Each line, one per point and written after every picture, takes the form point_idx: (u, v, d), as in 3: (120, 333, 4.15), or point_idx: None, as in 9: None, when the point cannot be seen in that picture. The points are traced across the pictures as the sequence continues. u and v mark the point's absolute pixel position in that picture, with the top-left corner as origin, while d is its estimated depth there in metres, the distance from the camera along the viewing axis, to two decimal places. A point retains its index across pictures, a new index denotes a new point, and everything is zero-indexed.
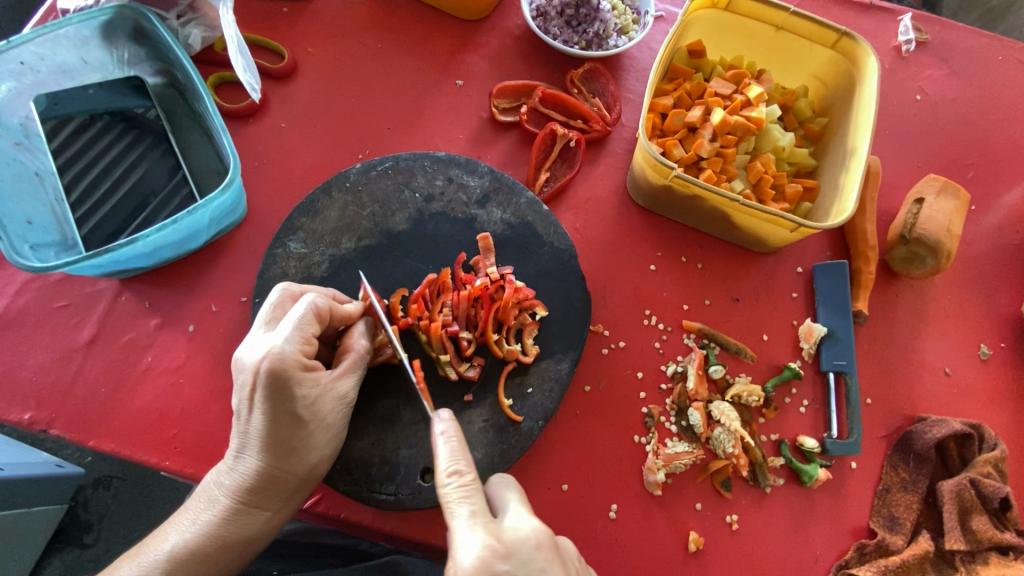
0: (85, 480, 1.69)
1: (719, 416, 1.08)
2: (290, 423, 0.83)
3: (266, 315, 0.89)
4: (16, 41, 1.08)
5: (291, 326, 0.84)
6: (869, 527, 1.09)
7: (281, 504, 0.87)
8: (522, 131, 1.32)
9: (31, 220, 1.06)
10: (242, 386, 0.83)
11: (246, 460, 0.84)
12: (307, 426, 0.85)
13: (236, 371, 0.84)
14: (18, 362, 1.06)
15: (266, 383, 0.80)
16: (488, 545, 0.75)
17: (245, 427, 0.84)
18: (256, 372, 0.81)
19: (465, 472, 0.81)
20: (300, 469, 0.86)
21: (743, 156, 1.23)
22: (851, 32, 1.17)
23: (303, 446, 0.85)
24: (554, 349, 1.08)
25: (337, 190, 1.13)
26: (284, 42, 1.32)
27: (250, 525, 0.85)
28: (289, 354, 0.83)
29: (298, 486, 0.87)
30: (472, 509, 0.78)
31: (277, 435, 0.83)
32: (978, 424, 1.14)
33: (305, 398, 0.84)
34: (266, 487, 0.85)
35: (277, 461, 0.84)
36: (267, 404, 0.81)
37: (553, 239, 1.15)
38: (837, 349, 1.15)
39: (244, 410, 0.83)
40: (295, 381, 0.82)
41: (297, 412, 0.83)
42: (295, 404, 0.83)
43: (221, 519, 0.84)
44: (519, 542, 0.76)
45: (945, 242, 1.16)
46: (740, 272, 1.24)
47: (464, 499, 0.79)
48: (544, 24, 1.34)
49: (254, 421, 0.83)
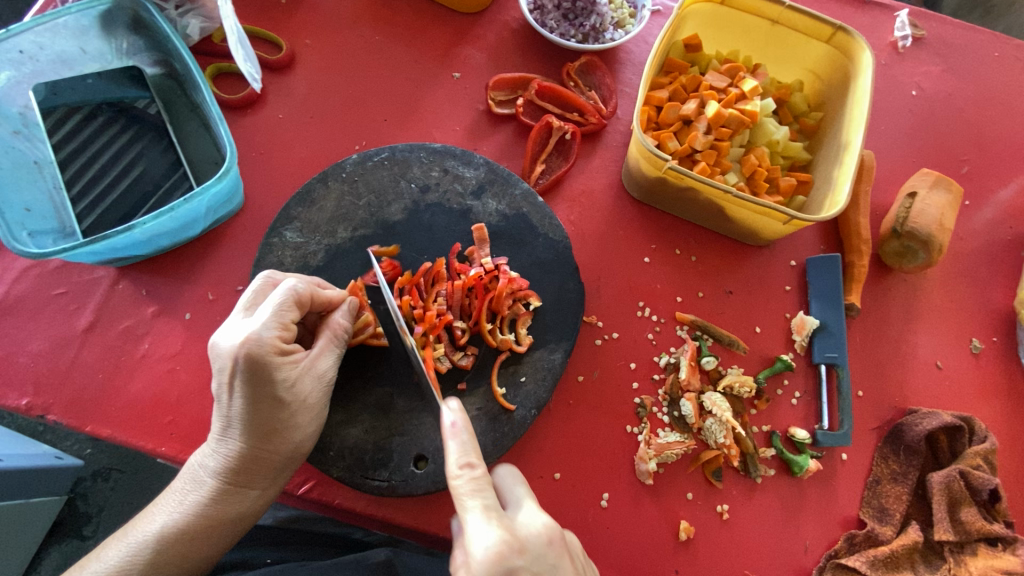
0: (85, 472, 1.70)
1: (711, 407, 1.09)
2: (270, 406, 0.83)
3: (246, 300, 0.88)
4: (15, 30, 1.10)
5: (270, 311, 0.84)
6: (859, 518, 1.10)
7: (268, 483, 0.88)
8: (519, 124, 1.33)
9: (29, 207, 1.07)
10: (220, 371, 0.82)
11: (229, 441, 0.85)
12: (288, 407, 0.85)
13: (212, 357, 0.83)
14: (16, 348, 1.07)
15: (244, 369, 0.79)
16: (504, 540, 0.74)
17: (226, 411, 0.84)
18: (233, 358, 0.80)
19: (478, 466, 0.79)
20: (285, 449, 0.86)
21: (738, 149, 1.24)
22: (846, 26, 1.18)
23: (286, 428, 0.85)
24: (547, 339, 1.09)
25: (333, 180, 1.14)
26: (282, 34, 1.33)
27: (239, 504, 0.86)
28: (266, 338, 0.82)
29: (284, 466, 0.88)
30: (485, 502, 0.78)
31: (259, 418, 0.83)
32: (969, 417, 1.15)
33: (285, 380, 0.84)
34: (252, 466, 0.85)
35: (261, 443, 0.84)
36: (247, 388, 0.81)
37: (547, 230, 1.16)
38: (828, 341, 1.16)
39: (223, 394, 0.83)
40: (274, 366, 0.82)
41: (278, 395, 0.83)
42: (275, 388, 0.83)
43: (209, 499, 0.85)
44: (534, 538, 0.76)
45: (936, 236, 1.17)
46: (734, 264, 1.25)
47: (476, 493, 0.78)
48: (541, 17, 1.35)
49: (235, 405, 0.83)
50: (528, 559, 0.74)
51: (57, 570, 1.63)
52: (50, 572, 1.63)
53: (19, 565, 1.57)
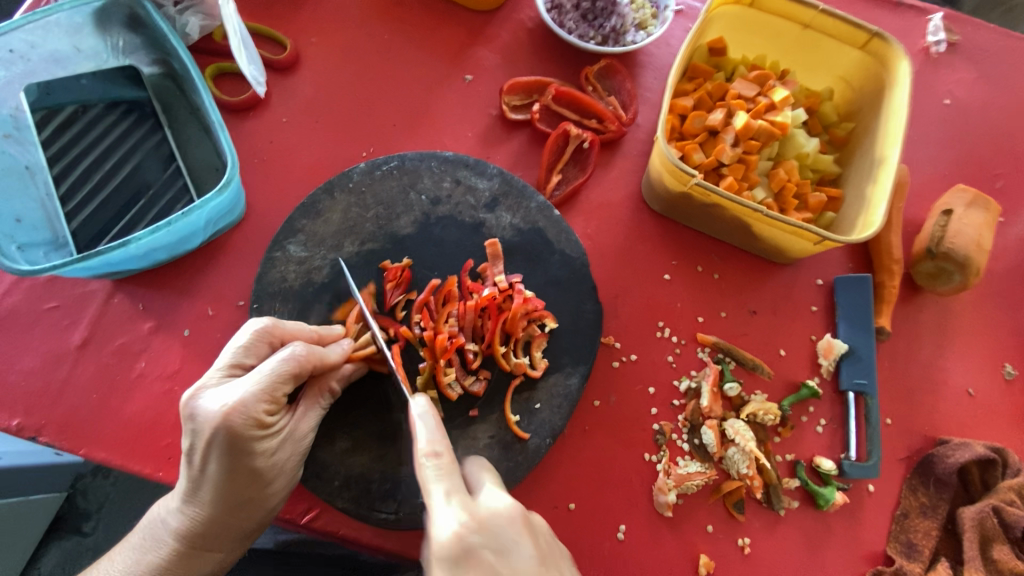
0: (85, 468, 1.65)
1: (734, 435, 1.04)
2: (244, 477, 0.81)
3: (237, 356, 0.85)
4: (5, 28, 1.03)
5: (261, 382, 0.80)
6: (885, 554, 1.05)
7: (233, 547, 0.87)
8: (534, 131, 1.26)
9: (20, 218, 1.01)
10: (194, 434, 0.78)
11: (194, 506, 0.83)
12: (264, 477, 0.83)
13: (187, 417, 0.79)
14: (7, 365, 1.02)
15: (224, 440, 0.77)
16: (462, 522, 0.72)
17: (196, 474, 0.81)
18: (212, 428, 0.77)
19: (442, 450, 0.78)
20: (254, 517, 0.85)
21: (765, 163, 1.18)
22: (883, 33, 1.11)
23: (258, 498, 0.84)
24: (563, 363, 1.04)
25: (339, 190, 1.08)
26: (286, 32, 1.26)
27: (200, 566, 0.86)
28: (251, 408, 0.79)
29: (251, 531, 0.87)
30: (447, 486, 0.75)
31: (231, 487, 0.81)
32: (1003, 449, 1.09)
33: (264, 452, 0.81)
34: (216, 532, 0.84)
35: (230, 512, 0.83)
36: (223, 459, 0.79)
37: (564, 247, 1.10)
38: (857, 367, 1.11)
39: (194, 458, 0.80)
40: (253, 439, 0.79)
41: (255, 466, 0.81)
42: (252, 460, 0.80)
43: (170, 561, 0.84)
44: (494, 518, 0.73)
45: (974, 257, 1.11)
46: (758, 283, 1.19)
47: (440, 477, 0.76)
48: (559, 17, 1.28)
49: (207, 471, 0.80)
50: (486, 540, 0.71)
51: (56, 568, 1.59)
52: (50, 569, 1.59)
53: (17, 564, 1.53)
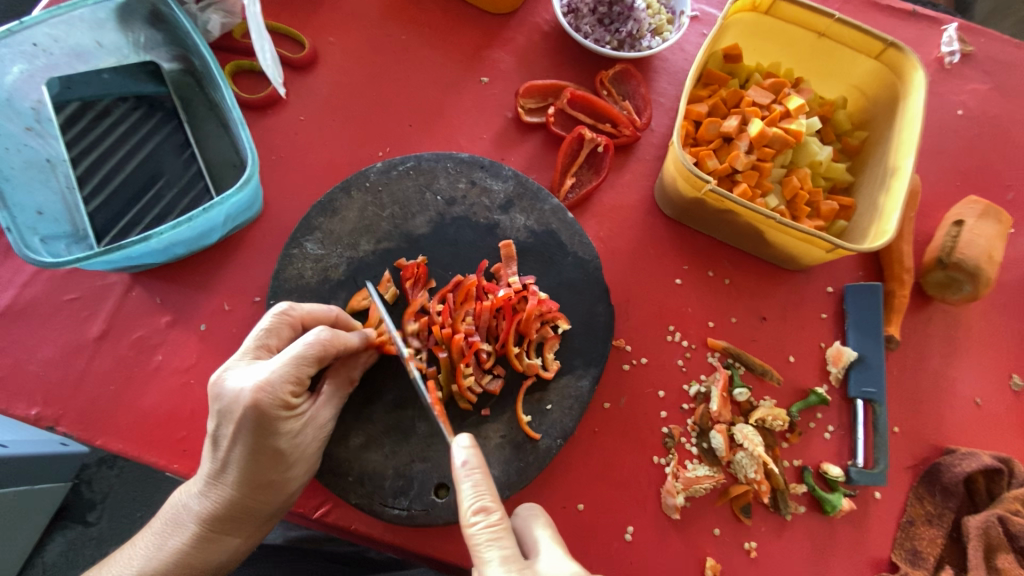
0: (90, 459, 1.67)
1: (742, 440, 1.05)
2: (269, 457, 0.83)
3: (258, 339, 0.86)
4: (28, 22, 1.03)
5: (287, 363, 0.82)
6: (891, 560, 1.06)
7: (253, 531, 0.88)
8: (549, 133, 1.27)
9: (41, 210, 1.02)
10: (222, 414, 0.81)
11: (219, 487, 0.84)
12: (287, 459, 0.84)
13: (215, 397, 0.81)
14: (26, 356, 1.03)
15: (251, 418, 0.79)
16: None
17: (221, 455, 0.83)
18: (241, 406, 0.79)
19: (492, 511, 0.79)
20: (274, 502, 0.86)
21: (779, 170, 1.19)
22: (898, 43, 1.11)
23: (281, 480, 0.85)
24: (575, 365, 1.05)
25: (356, 189, 1.09)
26: (304, 31, 1.27)
27: (219, 551, 0.86)
28: (278, 389, 0.81)
29: (271, 515, 0.88)
30: (502, 551, 0.77)
31: (255, 468, 0.83)
32: (1009, 459, 1.10)
33: (288, 433, 0.83)
34: (238, 515, 0.85)
35: (253, 494, 0.84)
36: (249, 437, 0.81)
37: (577, 249, 1.11)
38: (865, 375, 1.11)
39: (222, 438, 0.82)
40: (278, 418, 0.81)
41: (279, 447, 0.83)
42: (277, 440, 0.82)
43: (192, 544, 0.85)
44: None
45: (985, 269, 1.12)
46: (769, 289, 1.20)
47: (493, 542, 0.77)
48: (575, 21, 1.29)
49: (233, 452, 0.82)
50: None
51: (60, 557, 1.61)
52: (54, 559, 1.60)
53: (22, 552, 1.54)
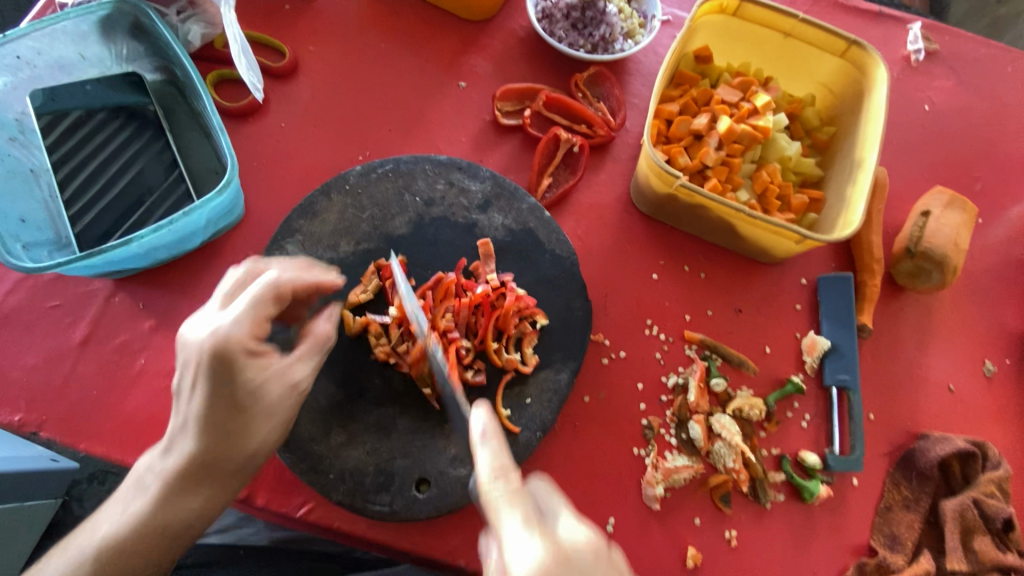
0: (80, 476, 1.69)
1: (720, 430, 1.07)
2: (227, 406, 0.80)
3: (225, 290, 0.85)
4: (11, 35, 1.07)
5: (247, 304, 0.80)
6: (869, 546, 1.07)
7: (217, 491, 0.84)
8: (526, 136, 1.30)
9: (24, 218, 1.04)
10: (185, 363, 0.80)
11: (180, 443, 0.82)
12: (251, 410, 0.81)
13: (179, 347, 0.80)
14: (10, 363, 1.04)
15: (205, 360, 0.77)
16: (543, 553, 0.64)
17: (184, 407, 0.82)
18: (198, 350, 0.77)
19: (511, 475, 0.72)
20: (238, 455, 0.83)
21: (749, 165, 1.22)
22: (861, 41, 1.15)
23: (245, 432, 0.82)
24: (554, 359, 1.07)
25: (336, 192, 1.11)
26: (285, 41, 1.30)
27: (183, 511, 0.83)
28: (237, 332, 0.78)
29: (236, 473, 0.85)
30: (522, 513, 0.68)
31: (217, 418, 0.80)
32: (983, 442, 1.12)
33: (247, 380, 0.80)
34: (202, 471, 0.82)
35: (215, 446, 0.82)
36: (209, 383, 0.78)
37: (554, 246, 1.13)
38: (839, 363, 1.14)
39: (185, 388, 0.80)
40: (241, 363, 0.78)
41: (241, 395, 0.79)
42: (238, 388, 0.79)
43: (153, 506, 0.82)
44: (580, 549, 0.66)
45: (951, 256, 1.15)
46: (744, 281, 1.23)
47: (510, 503, 0.69)
48: (549, 26, 1.32)
49: (194, 401, 0.80)
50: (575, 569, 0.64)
51: None
52: None
53: None
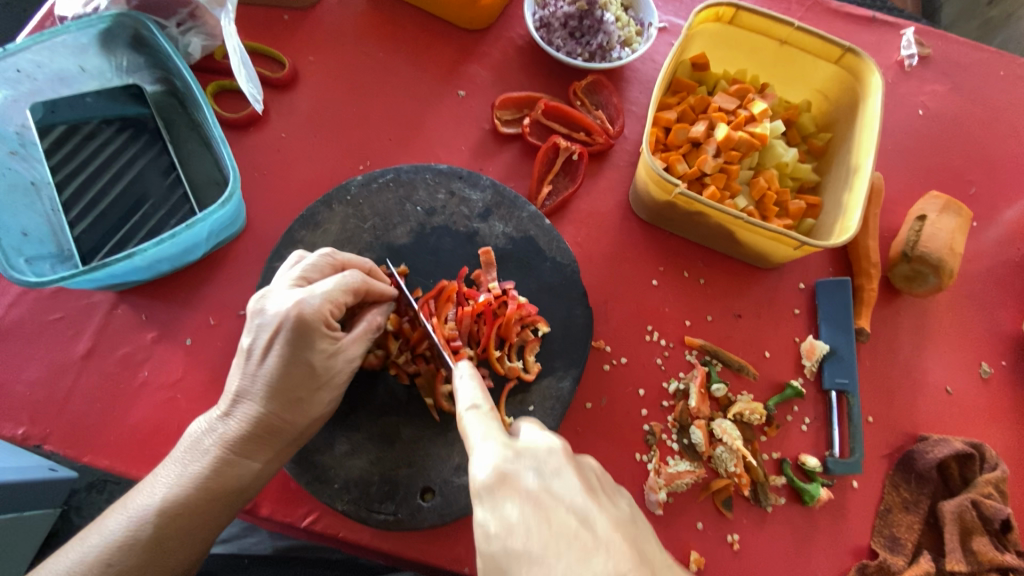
0: (79, 484, 1.68)
1: (721, 434, 1.07)
2: (302, 372, 0.85)
3: (302, 271, 0.90)
4: (12, 49, 1.06)
5: (330, 285, 0.86)
6: (870, 547, 1.08)
7: (275, 456, 0.87)
8: (525, 143, 1.31)
9: (26, 231, 1.04)
10: (261, 328, 0.85)
11: (247, 406, 0.85)
12: (319, 378, 0.86)
13: (256, 314, 0.85)
14: (12, 376, 1.04)
15: (291, 330, 0.82)
16: (501, 458, 0.67)
17: (252, 370, 0.85)
18: (282, 317, 0.83)
19: (483, 403, 0.74)
20: (299, 422, 0.86)
21: (746, 172, 1.24)
22: (855, 48, 1.17)
23: (310, 398, 0.86)
24: (556, 366, 1.07)
25: (337, 203, 1.12)
26: (285, 51, 1.31)
27: (243, 473, 0.85)
28: (320, 306, 0.84)
29: (294, 440, 0.87)
30: (489, 426, 0.71)
31: (288, 382, 0.84)
32: (980, 444, 1.13)
33: (322, 352, 0.86)
34: (264, 435, 0.85)
35: (280, 410, 0.85)
36: (287, 347, 0.83)
37: (555, 254, 1.14)
38: (839, 367, 1.15)
39: (258, 352, 0.84)
40: (319, 334, 0.84)
41: (314, 363, 0.85)
42: (312, 355, 0.85)
43: (213, 467, 0.83)
44: (536, 451, 0.68)
45: (947, 260, 1.16)
46: (742, 287, 1.24)
47: (481, 421, 0.72)
48: (547, 35, 1.33)
49: (265, 365, 0.84)
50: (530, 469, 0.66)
51: None
52: None
53: None
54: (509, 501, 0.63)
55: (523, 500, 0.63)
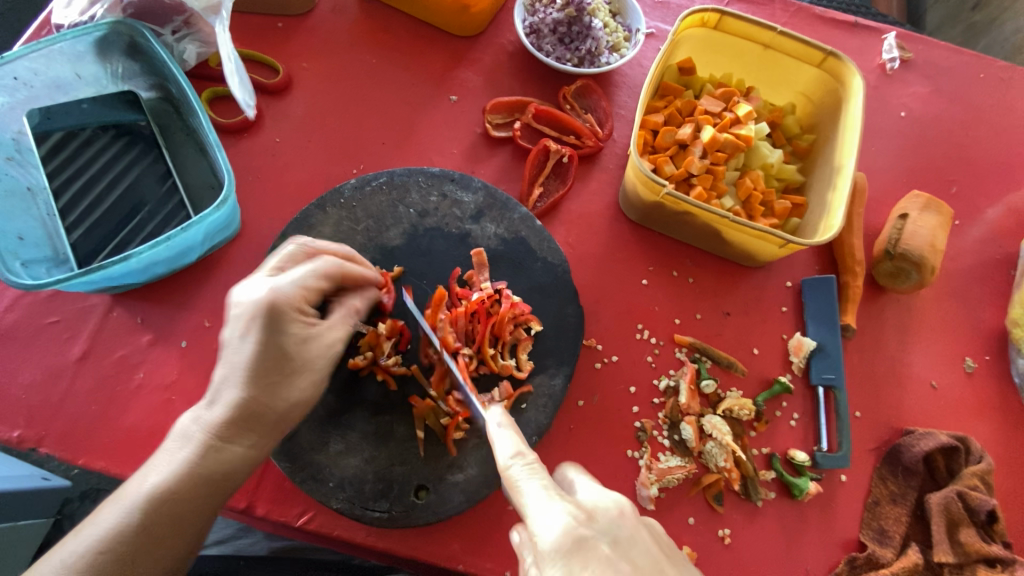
0: (72, 493, 1.66)
1: (711, 430, 1.09)
2: (282, 355, 0.85)
3: (274, 262, 0.92)
4: (9, 57, 1.08)
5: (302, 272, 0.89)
6: (859, 540, 1.10)
7: (261, 441, 0.86)
8: (516, 147, 1.33)
9: (22, 236, 1.05)
10: (239, 318, 0.86)
11: (229, 392, 0.84)
12: (299, 361, 0.87)
13: (233, 305, 0.87)
14: (8, 380, 1.05)
15: (266, 316, 0.84)
16: (570, 517, 0.68)
17: (232, 358, 0.85)
18: (258, 303, 0.84)
19: (529, 453, 0.76)
20: (283, 405, 0.86)
21: (733, 173, 1.26)
22: (836, 52, 1.20)
23: (291, 381, 0.87)
24: (548, 364, 1.09)
25: (331, 206, 1.13)
26: (279, 58, 1.33)
27: (230, 460, 0.83)
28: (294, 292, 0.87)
29: (280, 423, 0.87)
30: (543, 483, 0.73)
31: (269, 366, 0.85)
32: (964, 437, 1.16)
33: (300, 335, 0.87)
34: (249, 420, 0.84)
35: (263, 393, 0.85)
36: (265, 331, 0.84)
37: (546, 254, 1.16)
38: (825, 363, 1.17)
39: (236, 341, 0.85)
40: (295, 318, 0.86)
41: (292, 345, 0.86)
42: (290, 338, 0.86)
43: (200, 454, 0.81)
44: (602, 511, 0.71)
45: (929, 257, 1.19)
46: (730, 285, 1.26)
47: (533, 475, 0.73)
48: (537, 41, 1.36)
49: (245, 351, 0.84)
50: (599, 530, 0.68)
51: None
52: None
53: None
54: (585, 560, 0.64)
55: (603, 561, 0.64)
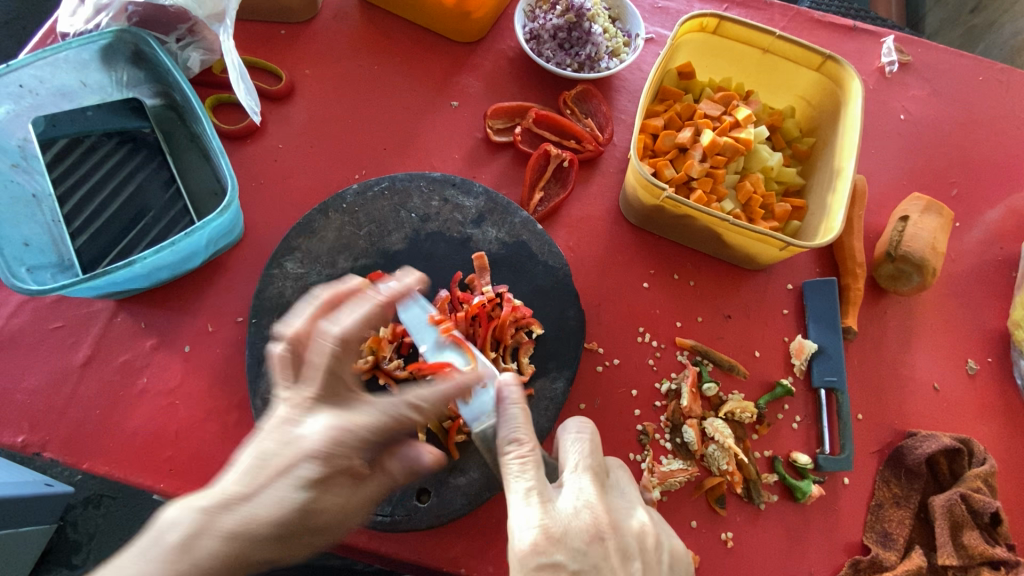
0: (75, 499, 1.66)
1: (713, 433, 1.09)
2: (314, 512, 0.71)
3: (312, 356, 0.77)
4: (15, 65, 1.09)
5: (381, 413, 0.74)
6: (862, 543, 1.10)
7: None
8: (517, 151, 1.34)
9: (28, 242, 1.06)
10: (295, 441, 0.72)
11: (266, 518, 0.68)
12: (308, 526, 0.72)
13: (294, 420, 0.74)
14: (13, 385, 1.05)
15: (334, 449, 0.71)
16: (545, 525, 0.75)
17: (291, 487, 0.70)
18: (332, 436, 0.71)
19: (525, 442, 0.80)
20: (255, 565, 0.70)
21: (733, 176, 1.27)
22: (835, 56, 1.20)
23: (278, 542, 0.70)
24: (549, 367, 1.09)
25: (333, 211, 1.14)
26: (282, 65, 1.35)
27: None
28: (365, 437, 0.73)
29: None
30: (530, 485, 0.78)
31: (288, 523, 0.70)
32: (967, 439, 1.15)
33: (337, 492, 0.73)
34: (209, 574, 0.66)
35: (263, 548, 0.69)
36: (322, 473, 0.71)
37: (547, 258, 1.16)
38: (827, 364, 1.17)
39: (301, 471, 0.70)
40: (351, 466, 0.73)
41: (331, 503, 0.72)
42: (329, 493, 0.72)
43: None
44: (576, 528, 0.77)
45: (929, 259, 1.19)
46: (731, 288, 1.26)
47: (522, 473, 0.78)
48: (537, 47, 1.37)
49: (300, 487, 0.70)
50: (569, 543, 0.75)
51: None
52: None
53: None
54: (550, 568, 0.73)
55: None
